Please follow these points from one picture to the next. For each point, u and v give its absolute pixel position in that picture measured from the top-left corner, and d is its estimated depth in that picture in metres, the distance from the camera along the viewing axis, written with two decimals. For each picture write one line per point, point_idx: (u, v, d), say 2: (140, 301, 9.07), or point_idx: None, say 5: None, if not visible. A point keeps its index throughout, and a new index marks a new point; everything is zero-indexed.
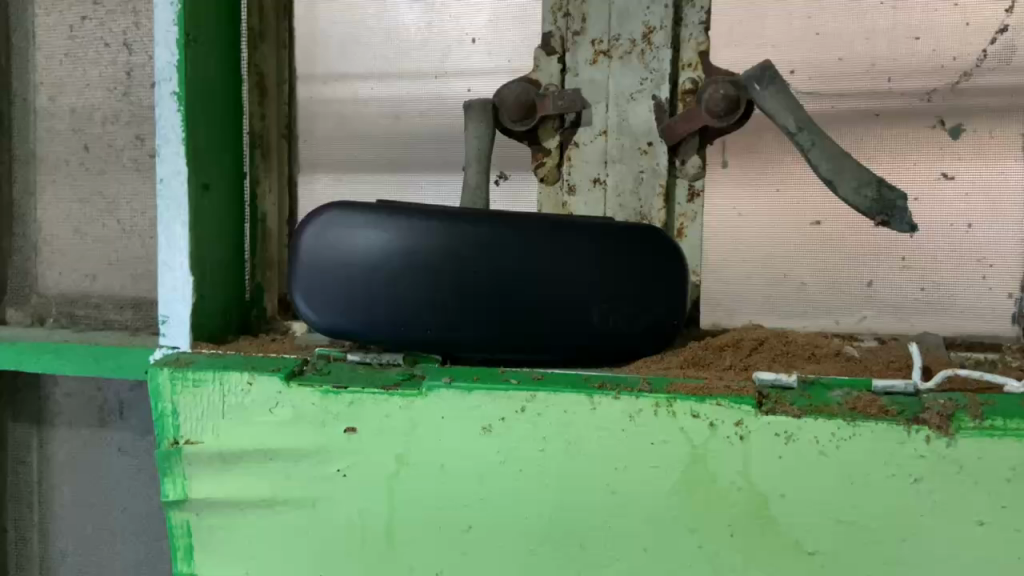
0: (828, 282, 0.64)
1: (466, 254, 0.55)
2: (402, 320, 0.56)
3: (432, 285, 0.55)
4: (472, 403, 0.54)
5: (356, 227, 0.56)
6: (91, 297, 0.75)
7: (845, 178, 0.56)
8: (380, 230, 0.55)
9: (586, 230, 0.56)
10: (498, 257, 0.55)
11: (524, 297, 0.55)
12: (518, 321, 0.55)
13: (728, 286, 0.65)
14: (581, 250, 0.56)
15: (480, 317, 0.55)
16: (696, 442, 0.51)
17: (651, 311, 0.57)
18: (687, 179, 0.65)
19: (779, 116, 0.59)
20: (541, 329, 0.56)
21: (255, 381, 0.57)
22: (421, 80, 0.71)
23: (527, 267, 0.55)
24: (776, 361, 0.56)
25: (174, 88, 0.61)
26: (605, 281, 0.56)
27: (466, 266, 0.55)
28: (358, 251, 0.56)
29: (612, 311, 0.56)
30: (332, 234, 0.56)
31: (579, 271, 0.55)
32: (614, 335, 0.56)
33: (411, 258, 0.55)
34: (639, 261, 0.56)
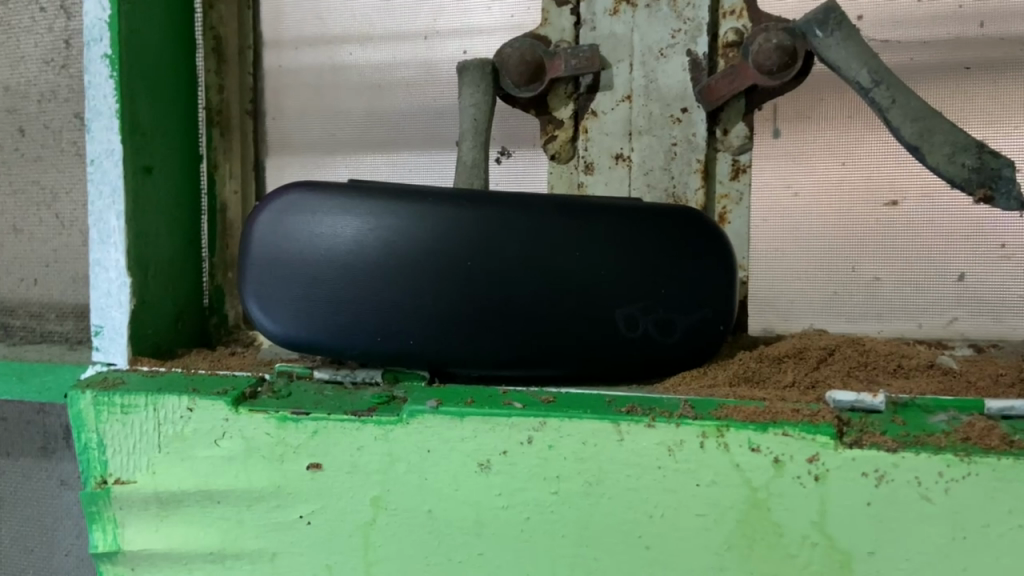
0: (908, 277, 0.51)
1: (458, 243, 0.43)
2: (379, 330, 0.44)
3: (415, 285, 0.44)
4: (465, 433, 0.42)
5: (319, 213, 0.44)
6: (30, 305, 0.65)
7: (935, 145, 0.45)
8: (349, 215, 0.44)
9: (608, 214, 0.44)
10: (498, 247, 0.43)
11: (532, 299, 0.44)
12: (525, 328, 0.44)
13: (783, 283, 0.53)
14: (602, 238, 0.44)
15: (476, 324, 0.44)
16: (756, 484, 0.39)
17: (690, 314, 0.45)
18: (731, 152, 0.53)
19: (848, 68, 0.47)
20: (555, 337, 0.44)
21: (196, 407, 0.46)
22: (409, 42, 0.59)
23: (535, 259, 0.43)
24: (852, 376, 0.44)
25: (106, 49, 0.50)
26: (634, 278, 0.44)
27: (458, 259, 0.43)
28: (323, 242, 0.44)
29: (642, 314, 0.44)
30: (290, 221, 0.45)
31: (601, 265, 0.44)
32: (645, 344, 0.45)
33: (388, 251, 0.43)
34: (675, 252, 0.45)
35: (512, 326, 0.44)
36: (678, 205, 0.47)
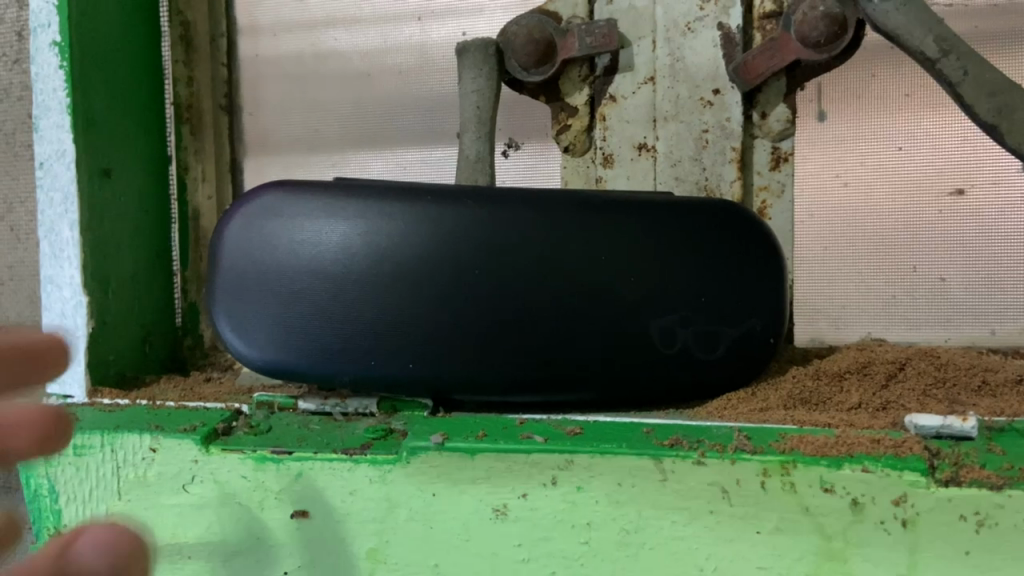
0: (977, 276, 0.45)
1: (462, 248, 0.37)
2: (371, 352, 0.38)
3: (413, 298, 0.37)
4: (478, 474, 0.36)
5: (298, 216, 0.37)
6: None
7: (1017, 123, 0.39)
8: (334, 218, 0.37)
9: (638, 211, 0.38)
10: (510, 250, 0.37)
11: (552, 311, 0.37)
12: (545, 345, 0.37)
13: (833, 286, 0.47)
14: (632, 239, 0.37)
15: (487, 342, 0.37)
16: (830, 531, 0.32)
17: (736, 325, 0.38)
18: (770, 139, 0.46)
19: (909, 37, 0.41)
20: (579, 355, 0.37)
21: (160, 447, 0.39)
22: (400, 24, 0.53)
23: (555, 265, 0.37)
24: (929, 395, 0.37)
25: (55, 36, 0.43)
26: (671, 284, 0.37)
27: (463, 266, 0.37)
28: (304, 250, 0.37)
29: (680, 326, 0.38)
30: (265, 228, 0.38)
31: (632, 269, 0.37)
32: (684, 361, 0.38)
33: (381, 258, 0.37)
34: (716, 253, 0.38)
35: (528, 344, 0.37)
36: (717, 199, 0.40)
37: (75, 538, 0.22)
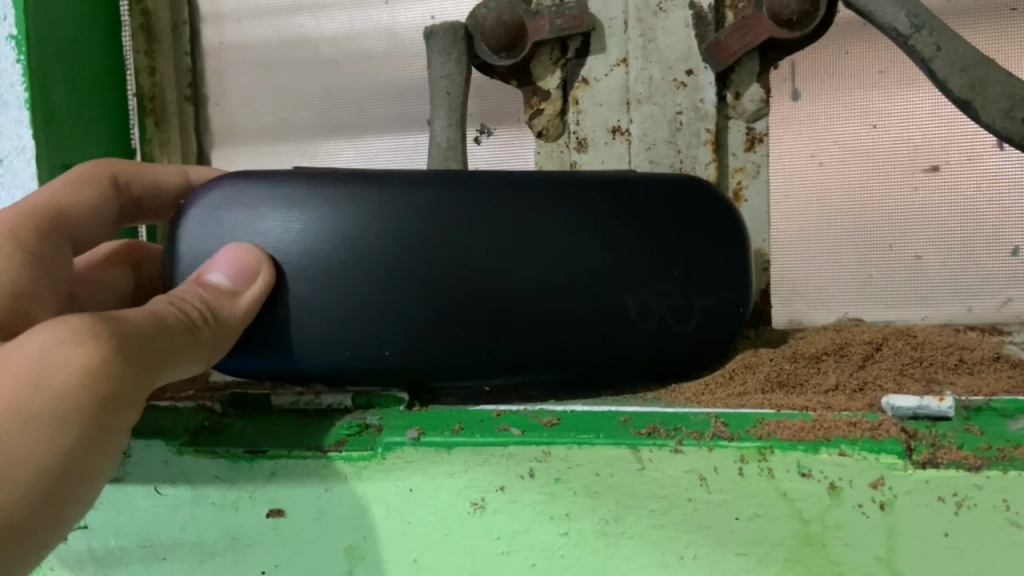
0: (953, 254, 0.45)
1: (422, 230, 0.35)
2: (333, 347, 0.35)
3: (374, 285, 0.35)
4: (454, 467, 0.35)
5: (246, 204, 0.35)
6: None
7: (990, 98, 0.38)
8: (284, 204, 0.35)
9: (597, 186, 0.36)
10: (475, 231, 0.35)
11: (521, 290, 0.35)
12: (515, 327, 0.36)
13: (811, 267, 0.47)
14: (594, 214, 0.36)
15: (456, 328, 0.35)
16: (810, 516, 0.32)
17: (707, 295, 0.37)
18: (744, 119, 0.47)
19: (883, 13, 0.41)
20: (552, 336, 0.36)
21: (132, 448, 0.39)
22: (366, 9, 0.52)
23: (519, 245, 0.35)
24: (907, 374, 0.37)
25: (10, 29, 0.42)
26: (638, 258, 0.36)
27: (426, 247, 0.35)
28: (255, 240, 0.35)
29: (653, 299, 0.37)
30: (211, 217, 0.35)
31: (598, 245, 0.36)
32: (658, 336, 0.37)
33: (338, 242, 0.35)
34: (680, 223, 0.37)
35: (498, 329, 0.36)
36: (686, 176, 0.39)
37: (207, 273, 0.34)
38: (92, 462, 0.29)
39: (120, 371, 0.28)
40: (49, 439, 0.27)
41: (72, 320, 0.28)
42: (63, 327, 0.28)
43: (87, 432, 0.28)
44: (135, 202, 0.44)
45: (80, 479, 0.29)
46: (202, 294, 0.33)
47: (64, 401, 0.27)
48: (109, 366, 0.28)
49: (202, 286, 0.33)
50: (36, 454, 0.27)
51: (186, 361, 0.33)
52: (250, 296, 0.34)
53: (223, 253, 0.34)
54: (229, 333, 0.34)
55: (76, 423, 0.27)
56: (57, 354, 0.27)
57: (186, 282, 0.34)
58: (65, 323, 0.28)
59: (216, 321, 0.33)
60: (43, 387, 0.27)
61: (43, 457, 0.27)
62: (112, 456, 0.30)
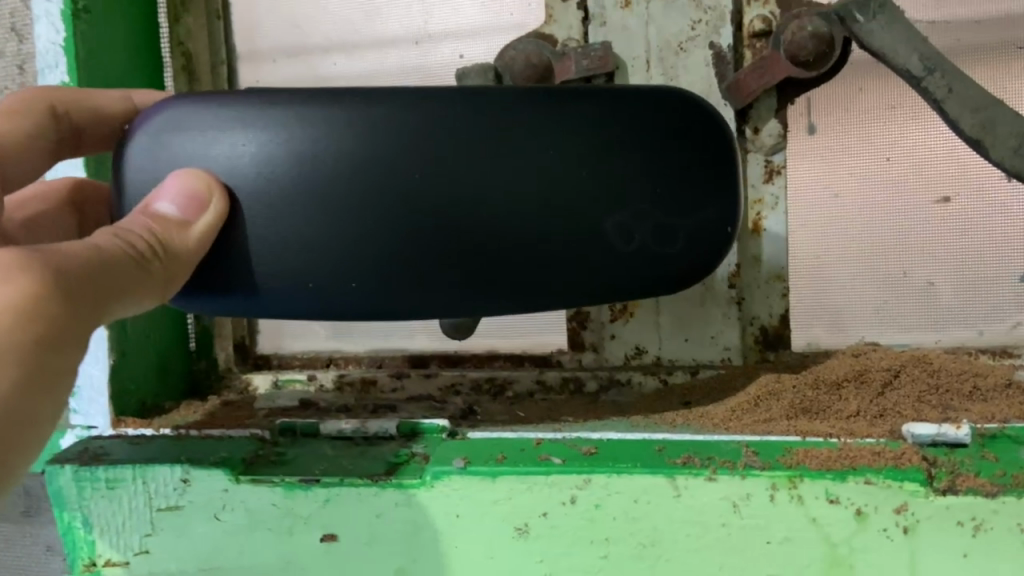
0: (964, 281, 0.47)
1: (383, 147, 0.30)
2: (289, 284, 0.31)
3: (331, 211, 0.30)
4: (500, 495, 0.37)
5: (188, 124, 0.31)
6: None
7: (1000, 136, 0.40)
8: (229, 124, 0.30)
9: (578, 96, 0.32)
10: (439, 145, 0.30)
11: (492, 211, 0.31)
12: (485, 253, 0.31)
13: (828, 294, 0.49)
14: (574, 127, 0.31)
15: (420, 259, 0.31)
16: (837, 539, 0.34)
17: (691, 212, 0.33)
18: (763, 153, 0.49)
19: (895, 56, 0.42)
20: (529, 265, 0.32)
21: (191, 478, 0.41)
22: (395, 50, 0.53)
23: (488, 165, 0.31)
24: (923, 401, 0.40)
25: (63, 77, 0.45)
26: (621, 174, 0.31)
27: (386, 166, 0.30)
28: (199, 164, 0.30)
29: (638, 218, 0.32)
30: (153, 141, 0.31)
31: (577, 161, 0.31)
32: (640, 257, 0.33)
33: (286, 165, 0.30)
34: (667, 135, 0.32)
35: (465, 257, 0.31)
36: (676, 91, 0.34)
37: (155, 200, 0.31)
38: (37, 406, 0.29)
39: (52, 309, 0.28)
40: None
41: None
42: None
43: (26, 373, 0.28)
44: (78, 130, 0.43)
45: (24, 423, 0.29)
46: (151, 225, 0.30)
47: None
48: (35, 306, 0.27)
49: (151, 216, 0.30)
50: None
51: (140, 296, 0.31)
52: (204, 224, 0.30)
53: (173, 180, 0.30)
54: (187, 263, 0.31)
55: (12, 362, 0.27)
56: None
57: (137, 208, 0.31)
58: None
59: (168, 254, 0.30)
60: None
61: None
62: (60, 397, 0.30)
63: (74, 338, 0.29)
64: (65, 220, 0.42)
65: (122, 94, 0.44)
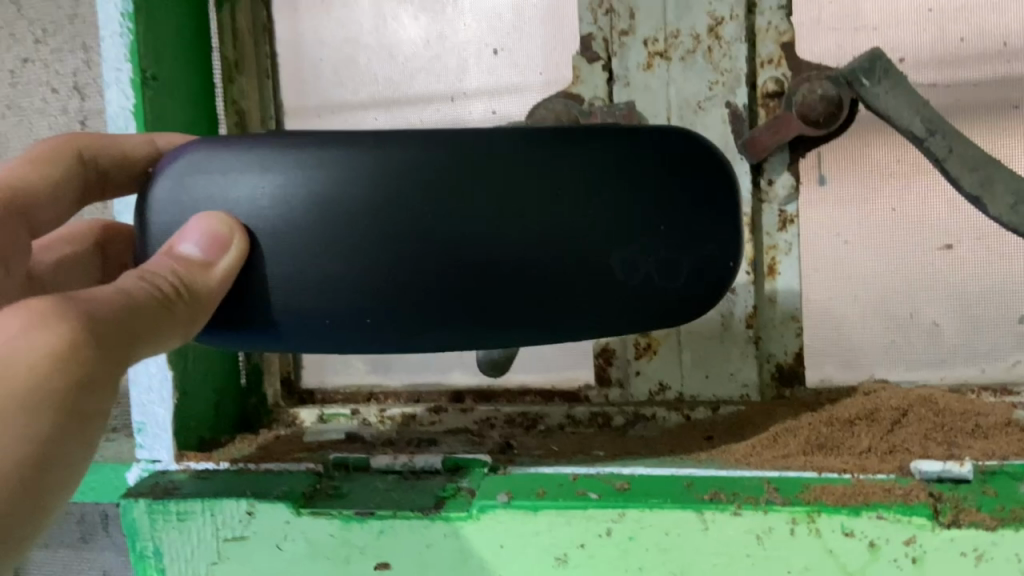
0: (967, 322, 0.50)
1: (393, 185, 0.29)
2: (301, 322, 0.31)
3: (337, 250, 0.30)
4: (541, 527, 0.41)
5: (206, 165, 0.30)
6: None
7: (998, 194, 0.44)
8: (245, 163, 0.30)
9: (593, 133, 0.31)
10: (448, 182, 0.30)
11: (500, 250, 0.30)
12: (490, 292, 0.30)
13: (839, 334, 0.52)
14: (587, 164, 0.30)
15: (422, 300, 0.30)
16: (851, 568, 0.37)
17: (698, 248, 0.32)
18: (777, 202, 0.52)
19: (899, 117, 0.46)
20: (536, 305, 0.31)
21: (256, 510, 0.44)
22: (432, 105, 0.58)
23: (498, 202, 0.30)
24: (930, 438, 0.43)
25: None
26: (631, 211, 0.30)
27: (393, 203, 0.29)
28: (222, 207, 0.30)
29: (645, 254, 0.31)
30: (174, 182, 0.31)
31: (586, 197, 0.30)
32: (646, 293, 0.32)
33: (302, 206, 0.30)
34: (678, 172, 0.31)
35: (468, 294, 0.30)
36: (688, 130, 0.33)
37: (178, 241, 0.31)
38: (71, 446, 0.30)
39: (84, 355, 0.29)
40: (21, 427, 0.28)
41: (30, 303, 0.29)
42: (21, 313, 0.28)
43: (62, 416, 0.29)
44: (103, 175, 0.44)
45: (62, 461, 0.30)
46: (174, 267, 0.30)
47: (31, 388, 0.28)
48: (70, 350, 0.28)
49: (174, 258, 0.31)
50: (11, 442, 0.28)
51: (166, 339, 0.32)
52: (225, 265, 0.30)
53: (196, 222, 0.30)
54: (211, 302, 0.31)
55: (47, 408, 0.28)
56: (17, 343, 0.28)
57: (161, 248, 0.31)
58: (22, 309, 0.28)
59: (192, 295, 0.31)
60: (9, 377, 0.28)
61: (19, 445, 0.28)
62: (91, 437, 0.31)
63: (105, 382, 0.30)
64: (90, 262, 0.46)
65: (145, 137, 0.45)
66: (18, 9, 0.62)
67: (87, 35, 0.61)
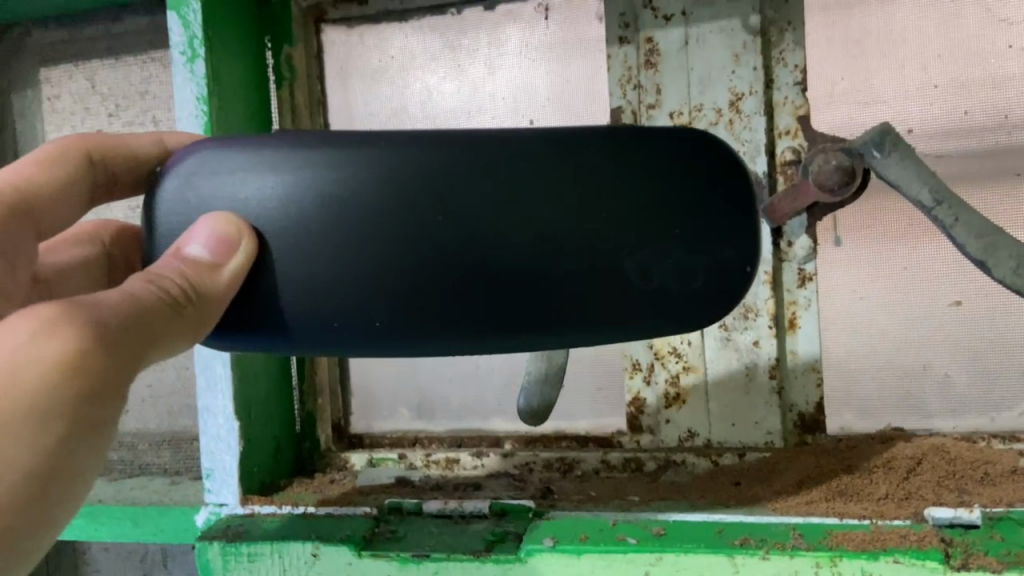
0: (978, 374, 0.54)
1: (409, 187, 0.30)
2: (308, 326, 0.31)
3: (350, 252, 0.30)
4: (585, 570, 0.45)
5: (214, 167, 0.31)
6: (140, 436, 0.72)
7: (1001, 260, 0.47)
8: (253, 164, 0.30)
9: (604, 140, 0.31)
10: (462, 184, 0.30)
11: (513, 253, 0.30)
12: (502, 294, 0.30)
13: (857, 384, 0.56)
14: (598, 164, 0.31)
15: (433, 302, 0.30)
16: None
17: (711, 251, 0.32)
18: (796, 261, 0.56)
19: (909, 188, 0.49)
20: (544, 309, 0.31)
21: (321, 552, 0.48)
22: None
23: (510, 202, 0.30)
24: (943, 487, 0.47)
25: None
26: (643, 215, 0.31)
27: (406, 205, 0.30)
28: (232, 206, 0.30)
29: (654, 257, 0.31)
30: (184, 182, 0.31)
31: (594, 197, 0.30)
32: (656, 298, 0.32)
33: (311, 206, 0.30)
34: (687, 177, 0.32)
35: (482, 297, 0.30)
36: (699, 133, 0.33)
37: (185, 243, 0.31)
38: (80, 456, 0.30)
39: (93, 367, 0.29)
40: (30, 436, 0.28)
41: (38, 311, 0.29)
42: (29, 322, 0.28)
43: (69, 429, 0.29)
44: (112, 176, 0.45)
45: (69, 475, 0.30)
46: (182, 269, 0.30)
47: (38, 401, 0.28)
48: (81, 360, 0.28)
49: (182, 260, 0.31)
50: (19, 453, 0.28)
51: (177, 343, 0.31)
52: (231, 268, 0.30)
53: (205, 222, 0.30)
54: (219, 304, 0.31)
55: (55, 419, 0.28)
56: (24, 353, 0.27)
57: (168, 250, 0.31)
58: (30, 317, 0.28)
59: (200, 299, 0.31)
60: (15, 389, 0.27)
61: (26, 454, 0.28)
62: (101, 446, 0.31)
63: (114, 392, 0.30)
64: (95, 270, 0.45)
65: (149, 136, 0.46)
66: (94, 86, 0.68)
67: (157, 110, 0.66)
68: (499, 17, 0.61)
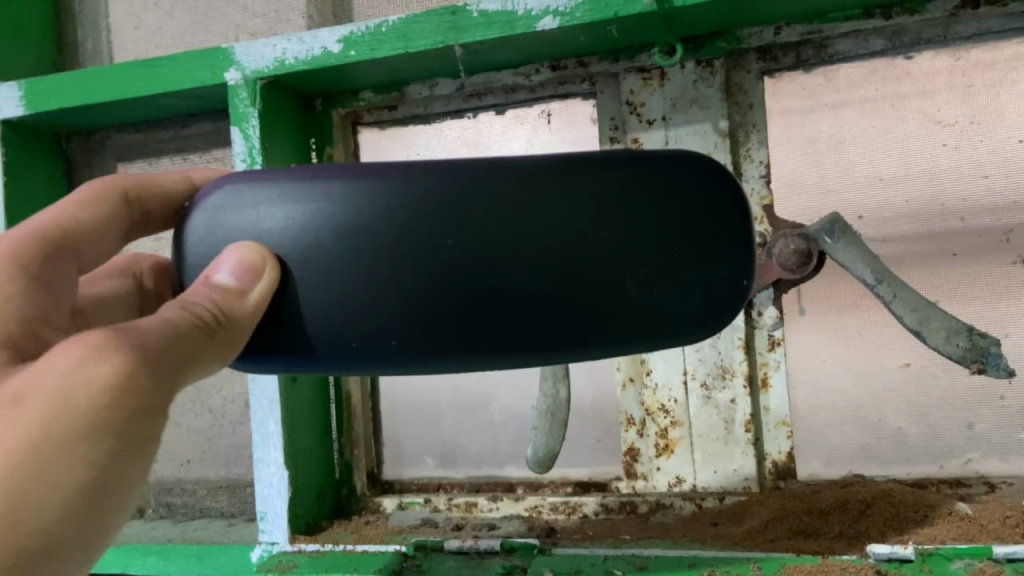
0: (928, 427, 0.62)
1: (421, 214, 0.33)
2: (337, 345, 0.34)
3: (372, 272, 0.32)
4: None
5: (240, 201, 0.34)
6: (200, 483, 0.82)
7: (933, 329, 0.54)
8: (277, 196, 0.33)
9: (599, 167, 0.34)
10: (470, 211, 0.33)
11: (519, 275, 0.33)
12: (513, 313, 0.33)
13: (823, 436, 0.64)
14: (594, 192, 0.34)
15: (451, 321, 0.33)
16: None
17: (706, 269, 0.35)
18: (767, 328, 0.64)
19: (855, 269, 0.58)
20: (554, 326, 0.34)
21: None
22: None
23: (515, 226, 0.33)
24: (888, 528, 0.55)
25: None
26: (637, 237, 0.34)
27: (419, 230, 0.33)
28: (257, 235, 0.33)
29: (650, 275, 0.34)
30: (214, 216, 0.34)
31: (591, 221, 0.33)
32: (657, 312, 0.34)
33: (332, 230, 0.33)
34: (677, 199, 0.35)
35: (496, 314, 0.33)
36: (684, 155, 0.37)
37: (214, 271, 0.33)
38: (126, 472, 0.32)
39: (139, 386, 0.31)
40: (81, 452, 0.30)
41: (85, 338, 0.31)
42: (78, 347, 0.31)
43: (115, 443, 0.31)
44: (147, 215, 0.49)
45: (111, 489, 0.32)
46: (211, 296, 0.33)
47: (87, 418, 0.30)
48: (127, 380, 0.31)
49: (211, 287, 0.33)
50: (68, 468, 0.30)
51: (210, 363, 0.34)
52: (259, 291, 0.33)
53: (234, 251, 0.33)
54: (247, 324, 0.34)
55: (104, 436, 0.30)
56: (76, 375, 0.30)
57: (199, 278, 0.34)
58: (79, 343, 0.31)
59: (229, 322, 0.33)
60: (69, 409, 0.30)
61: (77, 470, 0.30)
62: (145, 462, 0.33)
63: (155, 410, 0.32)
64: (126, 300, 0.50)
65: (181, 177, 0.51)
66: None
67: None
68: (508, 120, 0.71)
